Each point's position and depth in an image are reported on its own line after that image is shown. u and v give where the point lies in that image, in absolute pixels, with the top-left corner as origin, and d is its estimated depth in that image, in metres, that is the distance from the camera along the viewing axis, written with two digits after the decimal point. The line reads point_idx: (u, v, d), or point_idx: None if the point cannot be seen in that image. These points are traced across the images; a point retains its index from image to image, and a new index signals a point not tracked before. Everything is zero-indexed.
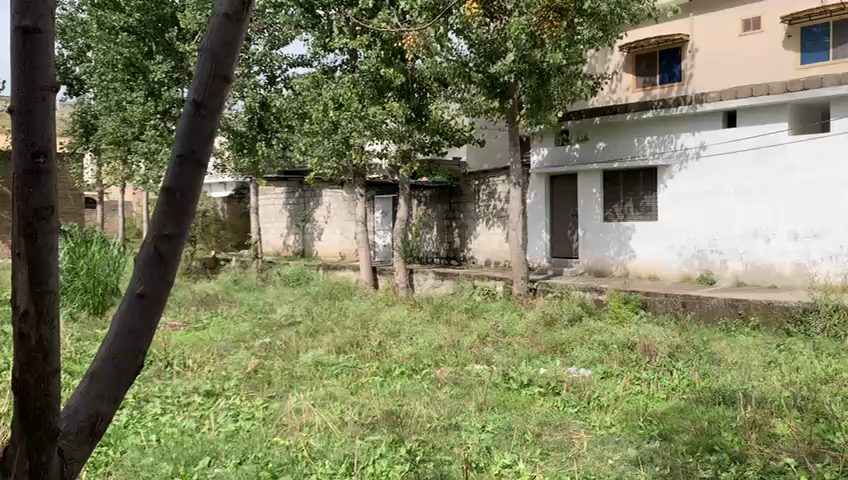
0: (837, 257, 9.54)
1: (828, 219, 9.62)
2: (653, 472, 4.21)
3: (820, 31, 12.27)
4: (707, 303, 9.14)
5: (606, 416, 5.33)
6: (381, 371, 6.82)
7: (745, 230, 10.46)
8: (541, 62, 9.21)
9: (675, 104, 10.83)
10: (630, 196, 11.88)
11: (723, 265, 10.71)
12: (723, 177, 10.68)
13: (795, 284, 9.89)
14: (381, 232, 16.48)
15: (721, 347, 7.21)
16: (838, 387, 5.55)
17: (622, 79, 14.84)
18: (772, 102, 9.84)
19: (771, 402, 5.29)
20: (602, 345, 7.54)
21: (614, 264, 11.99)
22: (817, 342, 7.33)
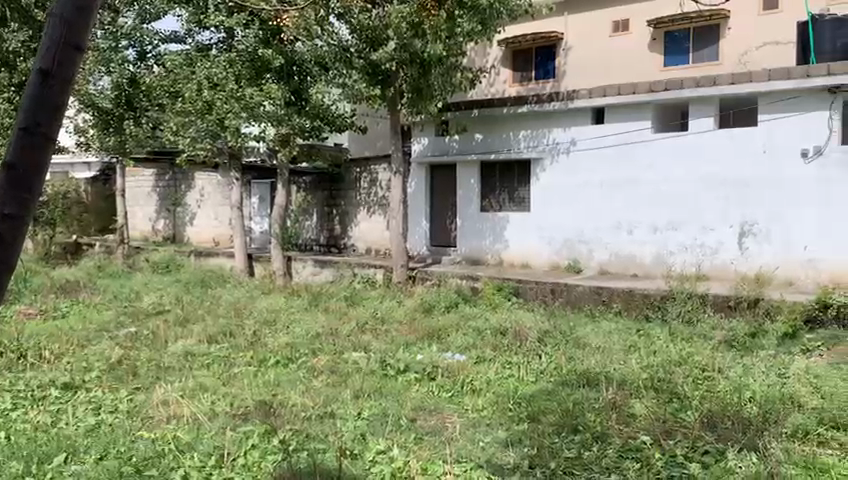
0: (690, 248, 10.28)
1: (684, 214, 10.32)
2: (521, 453, 4.38)
3: (681, 37, 13.09)
4: (574, 290, 9.57)
5: (479, 400, 5.47)
6: (254, 361, 6.65)
7: (609, 222, 11.03)
8: (422, 53, 9.28)
9: (548, 100, 11.24)
10: (506, 188, 12.25)
11: (589, 255, 11.25)
12: (591, 171, 11.20)
13: (653, 273, 10.57)
14: (258, 218, 16.08)
15: (586, 332, 7.58)
16: (690, 369, 5.96)
17: (500, 73, 15.19)
18: (636, 101, 10.41)
19: (631, 384, 5.62)
20: (476, 331, 7.72)
21: (490, 253, 12.29)
22: (672, 327, 7.85)
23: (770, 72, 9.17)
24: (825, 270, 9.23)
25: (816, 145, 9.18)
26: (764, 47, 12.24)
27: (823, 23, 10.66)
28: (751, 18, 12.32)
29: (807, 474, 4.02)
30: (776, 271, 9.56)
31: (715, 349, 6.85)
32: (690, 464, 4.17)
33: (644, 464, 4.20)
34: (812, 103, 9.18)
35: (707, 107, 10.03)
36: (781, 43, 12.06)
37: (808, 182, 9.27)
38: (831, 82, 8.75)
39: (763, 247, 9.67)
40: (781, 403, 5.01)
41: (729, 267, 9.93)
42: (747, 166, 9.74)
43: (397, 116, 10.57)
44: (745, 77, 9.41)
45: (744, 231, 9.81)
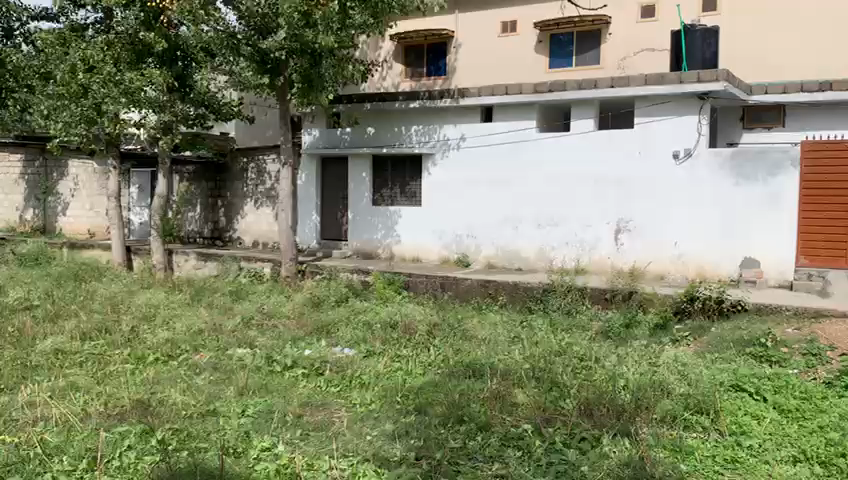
0: (571, 244, 10.70)
1: (565, 210, 10.73)
2: (407, 445, 4.42)
3: (566, 40, 13.57)
4: (462, 284, 9.78)
5: (366, 394, 5.47)
6: (132, 358, 6.35)
7: (496, 217, 11.30)
8: (313, 44, 9.09)
9: (439, 96, 11.34)
10: (397, 182, 12.30)
11: (476, 249, 11.49)
12: (479, 167, 11.42)
13: (536, 267, 10.93)
14: (137, 209, 15.36)
15: (473, 324, 7.74)
16: (570, 359, 6.20)
17: (392, 67, 15.27)
18: (523, 101, 10.69)
19: (514, 373, 5.80)
20: (367, 325, 7.70)
21: (381, 246, 12.30)
22: (554, 318, 8.14)
23: (647, 77, 9.66)
24: (693, 265, 9.86)
25: (686, 147, 9.78)
26: (641, 53, 12.87)
27: (694, 32, 11.32)
28: (629, 25, 12.95)
29: (675, 457, 4.32)
30: (649, 265, 10.12)
31: (593, 340, 7.17)
32: (568, 450, 4.37)
33: (526, 452, 4.36)
34: (684, 108, 9.76)
35: (588, 108, 10.46)
36: (656, 50, 12.74)
37: (678, 182, 9.87)
38: (701, 88, 9.30)
39: (637, 243, 10.21)
40: (652, 390, 5.28)
41: (607, 262, 10.42)
42: (624, 166, 10.24)
43: (287, 107, 10.32)
44: (624, 81, 9.85)
45: (620, 227, 10.32)
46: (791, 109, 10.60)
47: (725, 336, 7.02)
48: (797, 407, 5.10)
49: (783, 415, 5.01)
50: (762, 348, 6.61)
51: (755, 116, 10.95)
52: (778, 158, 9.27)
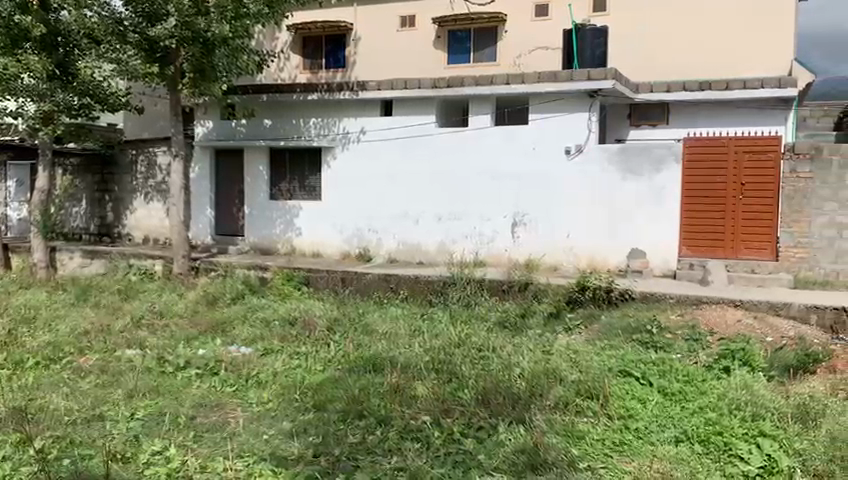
0: (470, 237, 10.88)
1: (464, 204, 10.88)
2: (306, 443, 4.36)
3: (463, 36, 13.77)
4: (363, 278, 9.73)
5: (263, 393, 5.36)
6: (9, 363, 5.95)
7: (396, 211, 11.32)
8: (206, 33, 8.80)
9: (338, 89, 11.21)
10: (296, 176, 12.10)
11: (377, 244, 11.48)
12: (379, 161, 11.38)
13: (436, 261, 11.04)
14: (15, 204, 14.44)
15: (374, 318, 7.73)
16: (469, 350, 6.28)
17: (290, 59, 15.00)
18: (422, 96, 10.75)
19: (414, 366, 5.83)
20: (264, 322, 7.53)
21: (280, 241, 12.08)
22: (453, 311, 8.23)
23: (541, 75, 9.94)
24: (586, 256, 10.26)
25: (577, 143, 10.12)
26: (535, 51, 13.23)
27: (585, 31, 11.73)
28: (524, 23, 13.27)
29: (568, 442, 4.47)
30: (544, 257, 10.44)
31: (490, 330, 7.30)
32: (466, 440, 4.45)
33: (424, 444, 4.39)
34: (575, 105, 10.10)
35: (486, 104, 10.63)
36: (549, 48, 13.13)
37: (571, 177, 10.22)
38: (591, 86, 9.67)
39: (533, 236, 10.51)
40: (546, 377, 5.44)
41: (504, 254, 10.67)
42: (520, 161, 10.48)
43: (179, 98, 9.92)
44: (518, 79, 10.10)
45: (517, 221, 10.58)
46: (675, 107, 11.17)
47: (615, 324, 7.32)
48: (679, 390, 5.39)
49: (666, 398, 5.29)
50: (648, 335, 6.93)
51: (641, 114, 11.42)
52: (662, 153, 9.82)
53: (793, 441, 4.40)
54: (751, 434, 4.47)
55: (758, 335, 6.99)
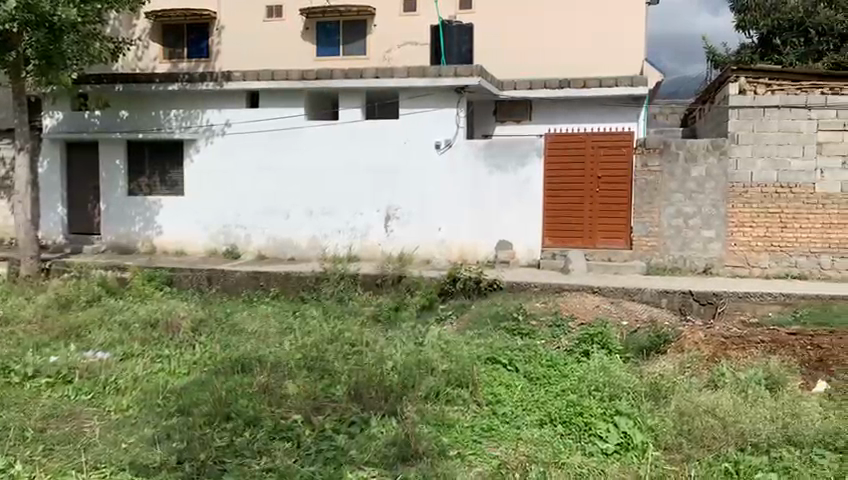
0: (343, 231, 10.81)
1: (336, 199, 10.80)
2: (168, 449, 4.17)
3: (331, 29, 13.66)
4: (231, 276, 9.48)
5: (122, 400, 5.07)
6: None
7: (265, 206, 11.06)
8: (53, 17, 8.18)
9: (201, 79, 10.77)
10: (157, 170, 11.52)
11: (245, 240, 11.16)
12: (246, 155, 11.06)
13: (309, 256, 10.90)
14: None
15: (242, 318, 7.50)
16: (341, 346, 6.23)
17: (149, 47, 14.27)
18: (290, 88, 10.55)
19: (284, 365, 5.71)
20: (123, 325, 7.12)
21: (140, 240, 11.49)
22: (325, 306, 8.13)
23: (409, 70, 10.02)
24: (456, 249, 10.49)
25: (447, 138, 10.31)
26: (404, 46, 13.33)
27: (451, 28, 11.94)
28: (392, 17, 13.33)
29: (438, 431, 4.54)
30: (417, 251, 10.56)
31: (363, 324, 7.27)
32: (337, 436, 4.41)
33: (295, 443, 4.31)
34: (443, 100, 10.26)
35: (355, 98, 10.58)
36: (418, 43, 13.26)
37: (441, 171, 10.39)
38: (458, 82, 9.89)
39: (405, 229, 10.60)
40: (417, 369, 5.49)
41: (377, 248, 10.70)
42: (391, 155, 10.53)
43: (23, 86, 9.17)
44: (387, 73, 10.13)
45: (389, 215, 10.63)
46: (537, 104, 11.60)
47: (485, 314, 7.50)
48: (544, 374, 5.61)
49: (532, 382, 5.49)
50: (515, 322, 7.17)
51: (506, 110, 11.77)
52: (526, 149, 10.20)
53: (645, 418, 4.70)
54: (608, 413, 4.72)
55: (615, 318, 7.43)
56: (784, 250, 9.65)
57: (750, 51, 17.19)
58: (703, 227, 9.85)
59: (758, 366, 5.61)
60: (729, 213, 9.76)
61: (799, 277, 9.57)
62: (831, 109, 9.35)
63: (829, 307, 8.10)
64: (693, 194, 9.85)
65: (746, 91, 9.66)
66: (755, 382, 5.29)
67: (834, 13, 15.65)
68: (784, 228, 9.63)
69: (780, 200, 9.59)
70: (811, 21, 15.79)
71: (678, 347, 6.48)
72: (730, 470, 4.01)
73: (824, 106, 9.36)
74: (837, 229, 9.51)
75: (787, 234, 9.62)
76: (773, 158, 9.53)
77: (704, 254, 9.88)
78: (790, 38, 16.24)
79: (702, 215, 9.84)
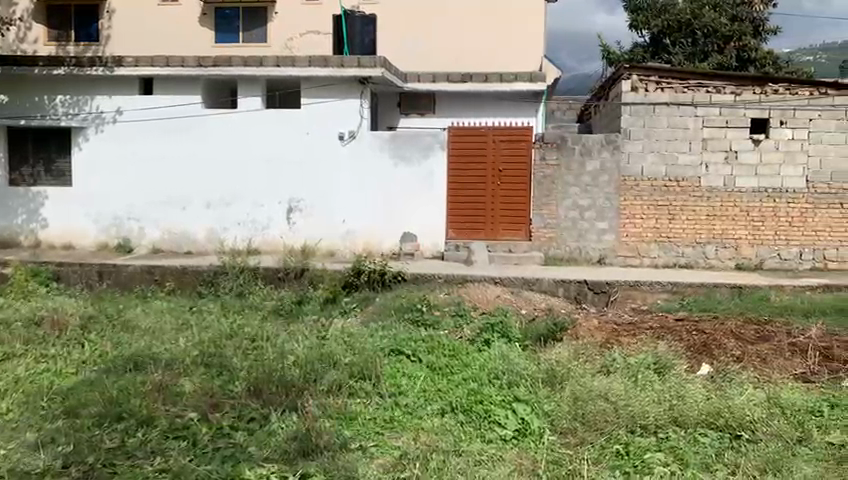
0: (243, 224, 10.55)
1: (236, 190, 10.52)
2: (53, 454, 3.94)
3: (231, 15, 13.29)
4: (123, 271, 9.09)
5: (1, 403, 4.76)
6: None
7: (160, 198, 10.65)
8: None
9: (90, 64, 10.22)
10: (41, 159, 10.87)
11: (139, 234, 10.71)
12: (139, 144, 10.59)
13: (207, 250, 10.57)
14: None
15: (135, 314, 7.19)
16: (241, 341, 6.08)
17: (32, 28, 13.40)
18: (187, 75, 10.17)
19: (180, 362, 5.51)
20: (4, 324, 6.67)
21: (23, 233, 10.83)
22: (224, 301, 7.90)
23: (310, 59, 9.86)
24: (360, 241, 10.46)
25: (350, 129, 10.24)
26: (306, 35, 13.13)
27: (354, 18, 11.87)
28: (294, 5, 13.10)
29: (339, 424, 4.52)
30: (320, 243, 10.45)
31: (264, 318, 7.11)
32: (236, 433, 4.31)
33: (191, 441, 4.18)
34: (346, 91, 10.17)
35: (255, 86, 10.33)
36: (321, 33, 13.10)
37: (344, 162, 10.33)
38: (361, 72, 9.82)
39: (308, 221, 10.47)
40: (319, 363, 5.43)
41: (279, 241, 10.51)
42: (293, 146, 10.35)
43: None
44: (289, 62, 9.93)
45: (291, 207, 10.47)
46: (440, 97, 11.69)
47: (389, 307, 7.52)
48: (446, 364, 5.68)
49: (434, 372, 5.55)
50: (418, 313, 7.22)
51: (408, 102, 11.80)
52: (429, 141, 10.27)
53: (542, 404, 4.85)
54: (507, 400, 4.85)
55: (514, 307, 7.64)
56: (672, 241, 10.17)
57: (642, 50, 17.93)
58: (597, 219, 10.23)
59: (647, 351, 5.88)
60: (622, 206, 10.17)
61: (685, 266, 10.12)
62: (715, 107, 9.87)
63: (712, 294, 8.60)
64: (588, 187, 10.20)
65: (638, 88, 9.94)
66: (645, 367, 5.55)
67: (718, 16, 16.57)
68: (672, 220, 10.13)
69: (668, 193, 10.08)
70: (698, 23, 16.59)
71: (573, 334, 6.71)
72: (622, 451, 4.20)
73: (709, 104, 9.88)
74: (720, 220, 10.10)
75: (675, 226, 10.13)
76: (663, 152, 10.00)
77: (598, 245, 10.26)
78: (679, 39, 17.00)
79: (596, 207, 10.21)
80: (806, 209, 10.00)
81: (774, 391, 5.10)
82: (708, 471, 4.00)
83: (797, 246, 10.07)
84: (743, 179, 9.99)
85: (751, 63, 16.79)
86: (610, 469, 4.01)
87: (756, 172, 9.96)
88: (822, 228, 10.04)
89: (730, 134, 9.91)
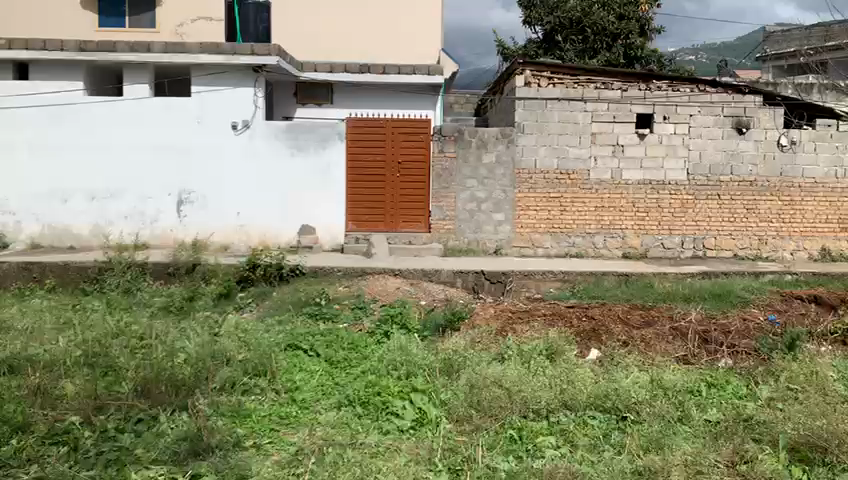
0: (130, 216, 10.10)
1: (123, 182, 10.05)
2: None
3: None
4: None
5: None
6: None
7: (39, 190, 10.03)
8: None
9: None
10: None
11: (16, 228, 10.05)
12: (14, 132, 9.92)
13: (91, 245, 10.05)
14: None
15: (11, 313, 6.72)
16: (128, 339, 5.81)
17: None
18: (66, 59, 9.60)
19: (60, 363, 5.20)
20: None
21: None
22: (111, 297, 7.51)
23: (202, 45, 9.54)
24: (255, 234, 10.24)
25: (244, 119, 9.99)
26: (198, 20, 12.55)
27: None
28: None
29: (233, 423, 4.40)
30: (213, 236, 10.15)
31: (153, 316, 6.82)
32: (121, 436, 4.11)
33: (71, 447, 3.95)
34: (239, 79, 9.89)
35: (142, 73, 9.89)
36: (213, 19, 12.56)
37: (238, 153, 10.07)
38: (255, 60, 9.59)
39: (200, 214, 10.15)
40: (211, 360, 5.25)
41: (169, 235, 10.13)
42: (184, 135, 9.99)
43: None
44: (178, 48, 9.58)
45: (182, 199, 10.11)
46: (338, 88, 11.57)
47: (286, 300, 7.40)
48: (344, 358, 5.64)
49: (332, 366, 5.50)
50: (317, 307, 7.14)
51: (305, 92, 11.60)
52: (326, 131, 10.19)
53: (439, 393, 4.91)
54: (404, 391, 4.88)
55: (413, 298, 7.69)
56: (563, 231, 10.51)
57: (535, 46, 18.38)
58: (493, 211, 10.43)
59: (539, 338, 6.05)
60: (517, 198, 10.41)
61: (576, 255, 10.49)
62: (603, 102, 10.26)
63: (600, 281, 8.96)
64: (484, 180, 10.37)
65: (531, 83, 10.24)
66: (537, 353, 5.71)
67: (606, 15, 17.25)
68: (564, 211, 10.47)
69: (560, 185, 10.41)
70: (588, 20, 17.20)
71: (471, 323, 6.84)
72: (515, 435, 4.31)
73: (597, 99, 10.26)
74: (608, 211, 10.52)
75: (566, 216, 10.48)
76: (554, 146, 10.31)
77: (495, 236, 10.47)
78: (570, 35, 17.55)
79: (493, 199, 10.40)
80: (687, 200, 10.57)
81: (658, 373, 5.37)
82: (595, 451, 4.16)
83: (678, 235, 10.64)
84: (629, 172, 10.44)
85: (637, 61, 17.59)
86: (503, 454, 4.10)
87: (641, 165, 10.44)
88: (701, 218, 10.64)
89: (617, 128, 10.31)
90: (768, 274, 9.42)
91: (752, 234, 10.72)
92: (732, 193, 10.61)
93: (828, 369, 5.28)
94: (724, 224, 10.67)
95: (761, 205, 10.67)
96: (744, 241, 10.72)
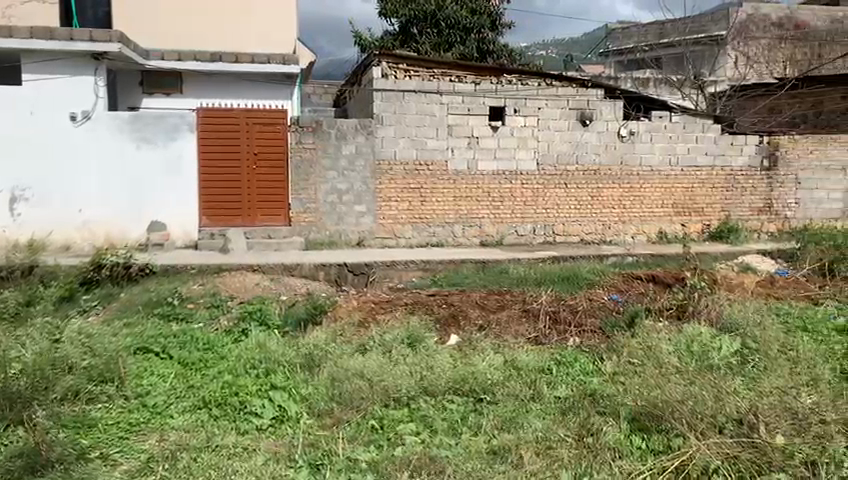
0: None
1: None
2: None
3: None
4: None
5: None
6: None
7: None
8: None
9: None
10: None
11: None
12: None
13: None
14: None
15: None
16: None
17: None
18: None
19: None
20: None
21: None
22: None
23: (32, 30, 8.83)
24: (99, 232, 9.63)
25: (84, 109, 9.38)
26: (29, 3, 11.61)
27: None
28: None
29: (76, 434, 4.13)
30: (51, 236, 9.42)
31: None
32: None
33: None
34: (77, 67, 9.29)
35: None
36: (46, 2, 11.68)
37: (78, 146, 9.44)
38: (95, 47, 9.01)
39: (35, 212, 9.39)
40: (51, 369, 4.86)
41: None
42: (15, 128, 9.20)
43: None
44: (4, 32, 8.81)
45: (15, 196, 9.32)
46: (189, 77, 11.12)
47: (137, 301, 7.04)
48: (199, 359, 5.45)
49: (186, 367, 5.30)
50: (170, 307, 6.84)
51: (153, 81, 11.05)
52: (175, 122, 9.79)
53: (300, 388, 4.86)
54: (263, 389, 4.77)
55: (273, 294, 7.56)
56: (424, 222, 10.69)
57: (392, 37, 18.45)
58: (354, 202, 10.42)
59: (400, 327, 6.14)
60: (377, 189, 10.47)
61: (437, 244, 10.69)
62: (458, 95, 10.52)
63: (460, 269, 9.20)
64: (345, 171, 10.33)
65: (388, 75, 10.41)
66: (398, 342, 5.79)
67: (459, 9, 17.69)
68: (424, 201, 10.65)
69: (419, 176, 10.58)
70: (442, 14, 17.55)
71: (333, 315, 6.83)
72: (377, 425, 4.35)
73: (452, 92, 10.52)
74: (465, 200, 10.81)
75: (426, 207, 10.66)
76: (413, 137, 10.45)
77: (357, 228, 10.47)
78: (425, 28, 17.79)
79: (354, 191, 10.39)
80: (537, 189, 11.06)
81: (511, 355, 5.60)
82: (453, 434, 4.28)
83: (531, 223, 11.12)
84: (484, 162, 10.78)
85: (490, 55, 18.13)
86: (364, 445, 4.12)
87: (495, 156, 10.80)
88: (551, 206, 11.18)
89: (472, 121, 10.63)
90: (611, 257, 10.05)
91: (597, 219, 11.40)
92: (578, 181, 11.22)
93: (662, 343, 5.71)
94: (571, 211, 11.28)
95: (604, 193, 11.35)
96: (590, 227, 11.38)
